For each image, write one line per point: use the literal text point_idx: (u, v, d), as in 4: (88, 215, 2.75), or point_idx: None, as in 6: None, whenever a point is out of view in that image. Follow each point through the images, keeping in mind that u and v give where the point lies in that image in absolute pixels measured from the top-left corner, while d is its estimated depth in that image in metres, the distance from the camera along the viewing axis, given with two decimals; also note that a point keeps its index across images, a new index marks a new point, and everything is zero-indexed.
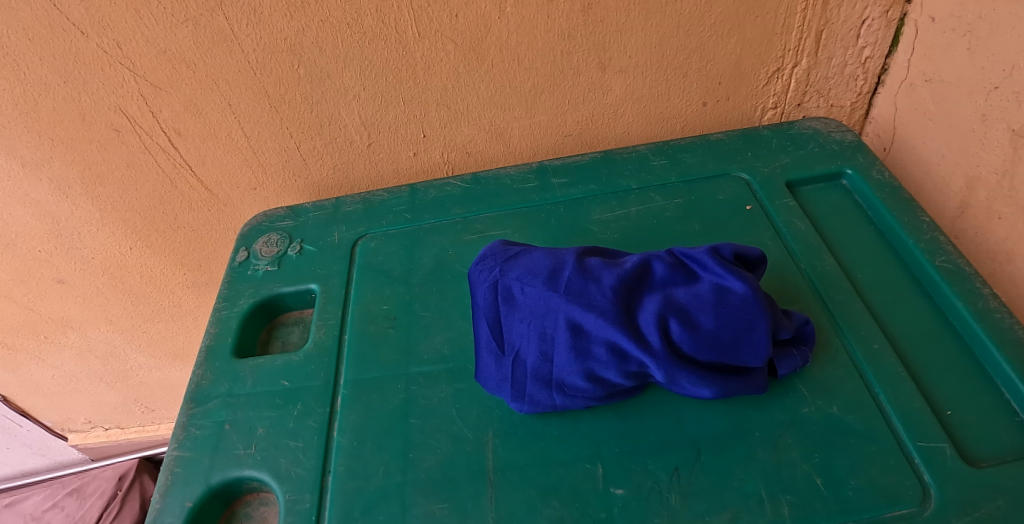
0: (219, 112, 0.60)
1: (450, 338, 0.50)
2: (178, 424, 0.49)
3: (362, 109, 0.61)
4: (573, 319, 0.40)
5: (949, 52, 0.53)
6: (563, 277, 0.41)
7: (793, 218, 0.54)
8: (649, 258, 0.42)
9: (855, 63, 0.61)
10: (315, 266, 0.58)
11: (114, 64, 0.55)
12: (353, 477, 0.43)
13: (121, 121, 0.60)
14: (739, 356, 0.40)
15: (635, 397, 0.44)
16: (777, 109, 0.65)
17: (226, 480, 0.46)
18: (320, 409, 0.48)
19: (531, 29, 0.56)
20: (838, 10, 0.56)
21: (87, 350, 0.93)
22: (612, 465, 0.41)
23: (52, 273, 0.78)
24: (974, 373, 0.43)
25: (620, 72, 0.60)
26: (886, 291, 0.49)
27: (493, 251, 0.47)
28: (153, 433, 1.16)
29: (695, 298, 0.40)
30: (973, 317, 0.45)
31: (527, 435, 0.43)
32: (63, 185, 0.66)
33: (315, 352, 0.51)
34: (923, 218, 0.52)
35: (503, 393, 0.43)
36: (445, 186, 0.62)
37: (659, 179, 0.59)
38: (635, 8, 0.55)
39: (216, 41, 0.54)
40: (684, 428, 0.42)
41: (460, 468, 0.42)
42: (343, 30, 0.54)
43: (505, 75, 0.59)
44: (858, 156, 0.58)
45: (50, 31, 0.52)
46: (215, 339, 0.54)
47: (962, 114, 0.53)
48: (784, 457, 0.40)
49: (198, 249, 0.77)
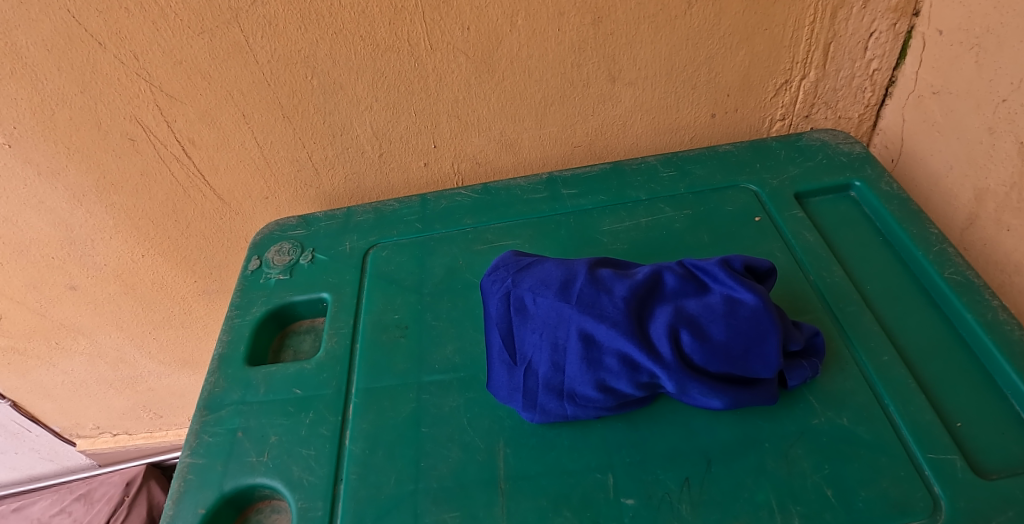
0: (233, 123, 0.61)
1: (460, 347, 0.50)
2: (191, 431, 0.50)
3: (374, 120, 0.62)
4: (585, 330, 0.41)
5: (957, 65, 0.54)
6: (575, 288, 0.42)
7: (802, 229, 0.54)
8: (661, 270, 0.43)
9: (863, 76, 0.61)
10: (326, 275, 0.59)
11: (131, 75, 0.56)
12: (365, 485, 0.44)
13: (135, 131, 0.61)
14: (750, 367, 0.40)
15: (646, 407, 0.44)
16: (785, 121, 0.65)
17: (239, 487, 0.46)
18: (332, 417, 0.48)
19: (542, 42, 0.56)
20: (846, 23, 0.57)
21: (97, 357, 0.94)
22: (623, 475, 0.41)
23: (65, 280, 0.79)
24: (983, 385, 0.44)
25: (630, 84, 0.61)
26: (895, 303, 0.49)
27: (504, 262, 0.48)
28: (160, 439, 1.16)
29: (707, 309, 0.40)
30: (982, 329, 0.45)
31: (538, 444, 0.43)
32: (78, 192, 0.67)
33: (326, 360, 0.52)
34: (932, 230, 0.52)
35: (515, 403, 0.44)
36: (455, 196, 0.63)
37: (668, 190, 0.60)
38: (645, 21, 0.55)
39: (231, 53, 0.55)
40: (694, 438, 0.42)
41: (472, 477, 0.43)
42: (356, 42, 0.55)
43: (515, 86, 0.60)
44: (867, 167, 0.59)
45: (69, 42, 0.53)
46: (228, 347, 0.55)
47: (970, 126, 0.54)
48: (794, 467, 0.40)
49: (210, 257, 0.78)
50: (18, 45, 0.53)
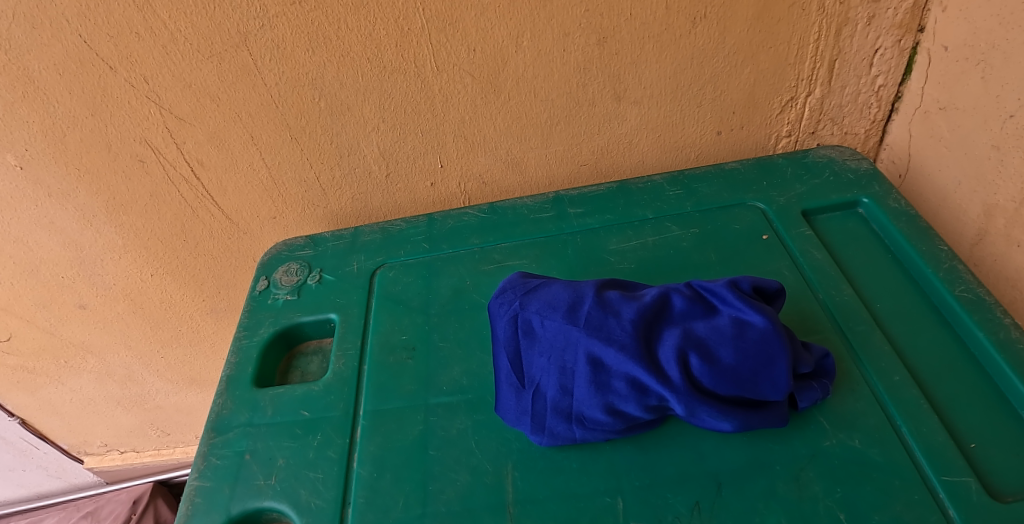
0: (241, 144, 0.62)
1: (468, 369, 0.50)
2: (199, 454, 0.50)
3: (382, 140, 0.62)
4: (593, 353, 0.41)
5: (964, 80, 0.54)
6: (582, 311, 0.42)
7: (810, 247, 0.54)
8: (668, 292, 0.43)
9: (869, 92, 0.61)
10: (333, 297, 0.59)
11: (141, 98, 0.57)
12: (372, 509, 0.43)
13: (145, 153, 0.62)
14: (760, 390, 0.40)
15: (654, 430, 0.44)
16: (792, 137, 0.65)
17: (246, 511, 0.46)
18: (339, 440, 0.48)
19: (547, 62, 0.57)
20: (851, 40, 0.57)
21: (106, 375, 0.94)
22: (632, 499, 0.41)
23: (74, 299, 0.80)
24: (996, 405, 0.43)
25: (635, 103, 0.61)
26: (906, 321, 0.49)
27: (512, 284, 0.48)
28: (167, 457, 1.16)
29: (715, 331, 0.40)
30: (994, 348, 0.45)
31: (546, 467, 0.43)
32: (89, 213, 0.68)
33: (334, 382, 0.52)
34: (941, 247, 0.52)
35: (522, 426, 0.43)
36: (462, 216, 0.63)
37: (675, 209, 0.60)
38: (649, 40, 0.56)
39: (240, 76, 0.56)
40: (704, 461, 0.42)
41: (479, 502, 0.42)
42: (363, 64, 0.56)
43: (521, 106, 0.60)
44: (874, 185, 0.58)
45: (80, 66, 0.54)
46: (235, 368, 0.55)
47: (978, 142, 0.53)
48: (806, 491, 0.40)
49: (218, 276, 0.78)
50: (30, 70, 0.54)
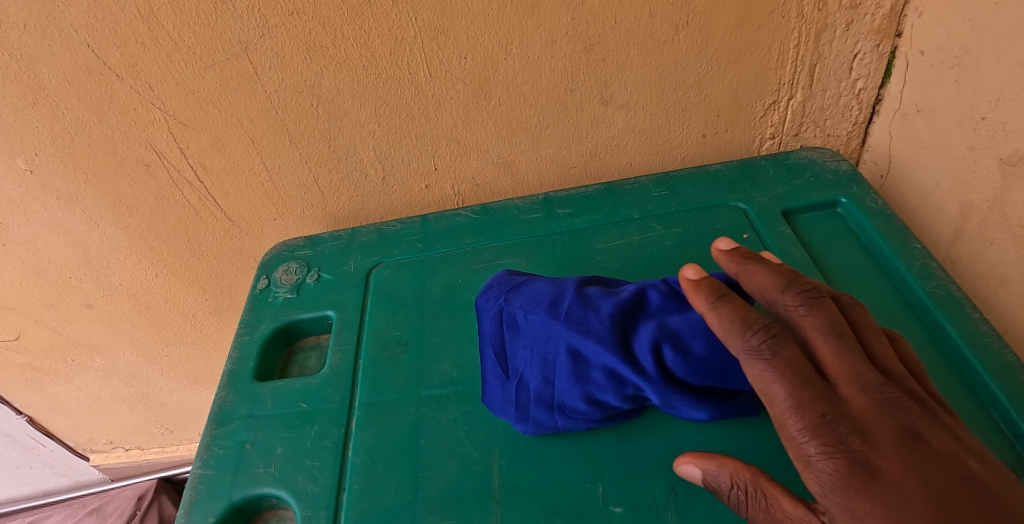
0: (242, 148, 0.64)
1: (459, 363, 0.52)
2: (202, 444, 0.52)
3: (378, 144, 0.64)
4: (572, 346, 0.43)
5: (939, 83, 0.56)
6: (563, 305, 0.44)
7: (789, 246, 0.56)
8: (645, 288, 0.44)
9: (849, 95, 0.63)
10: (331, 294, 0.61)
11: (146, 104, 0.59)
12: (366, 495, 0.46)
13: (150, 157, 0.64)
14: (731, 381, 0.42)
15: (635, 420, 0.46)
16: (775, 139, 0.67)
17: (247, 497, 0.48)
18: (336, 430, 0.50)
19: (536, 69, 0.59)
20: (830, 45, 0.59)
21: (111, 373, 0.97)
22: (612, 484, 0.43)
23: (81, 298, 0.82)
24: (965, 395, 0.45)
25: (622, 107, 0.63)
26: (879, 316, 0.51)
27: (498, 281, 0.50)
28: (171, 454, 1.19)
29: (689, 324, 0.41)
30: (963, 341, 0.47)
31: (531, 455, 0.45)
32: (95, 215, 0.70)
33: (331, 376, 0.54)
34: (914, 245, 0.54)
35: (508, 415, 0.46)
36: (455, 216, 0.65)
37: (660, 209, 0.62)
38: (634, 47, 0.58)
39: (241, 83, 0.58)
40: (682, 448, 0.44)
41: (468, 488, 0.44)
42: (359, 71, 0.58)
43: (512, 111, 0.62)
44: (853, 185, 0.60)
45: (88, 74, 0.56)
46: (237, 363, 0.57)
47: (953, 143, 0.55)
48: (778, 477, 0.42)
49: (219, 276, 0.80)
50: (40, 78, 0.56)
